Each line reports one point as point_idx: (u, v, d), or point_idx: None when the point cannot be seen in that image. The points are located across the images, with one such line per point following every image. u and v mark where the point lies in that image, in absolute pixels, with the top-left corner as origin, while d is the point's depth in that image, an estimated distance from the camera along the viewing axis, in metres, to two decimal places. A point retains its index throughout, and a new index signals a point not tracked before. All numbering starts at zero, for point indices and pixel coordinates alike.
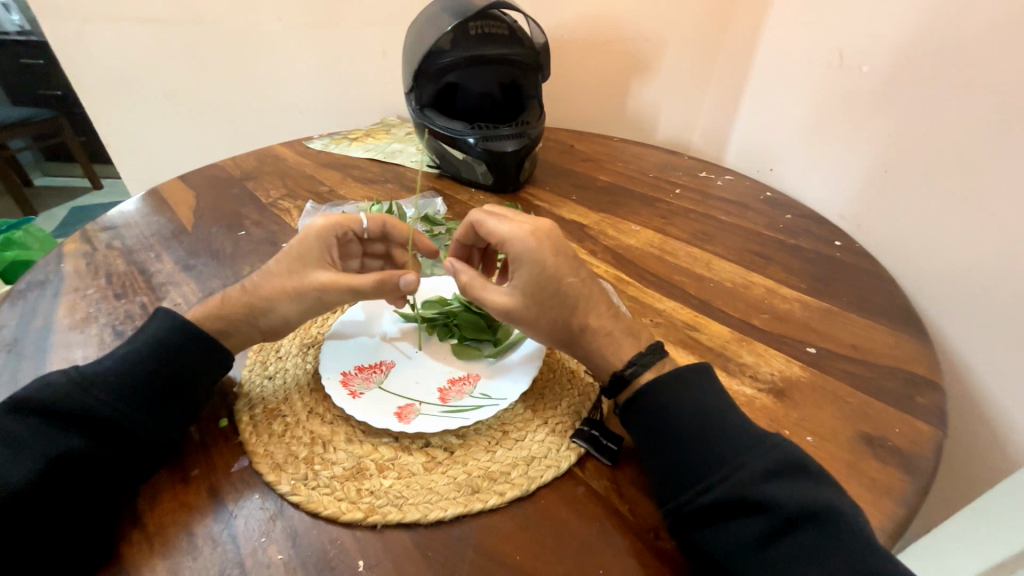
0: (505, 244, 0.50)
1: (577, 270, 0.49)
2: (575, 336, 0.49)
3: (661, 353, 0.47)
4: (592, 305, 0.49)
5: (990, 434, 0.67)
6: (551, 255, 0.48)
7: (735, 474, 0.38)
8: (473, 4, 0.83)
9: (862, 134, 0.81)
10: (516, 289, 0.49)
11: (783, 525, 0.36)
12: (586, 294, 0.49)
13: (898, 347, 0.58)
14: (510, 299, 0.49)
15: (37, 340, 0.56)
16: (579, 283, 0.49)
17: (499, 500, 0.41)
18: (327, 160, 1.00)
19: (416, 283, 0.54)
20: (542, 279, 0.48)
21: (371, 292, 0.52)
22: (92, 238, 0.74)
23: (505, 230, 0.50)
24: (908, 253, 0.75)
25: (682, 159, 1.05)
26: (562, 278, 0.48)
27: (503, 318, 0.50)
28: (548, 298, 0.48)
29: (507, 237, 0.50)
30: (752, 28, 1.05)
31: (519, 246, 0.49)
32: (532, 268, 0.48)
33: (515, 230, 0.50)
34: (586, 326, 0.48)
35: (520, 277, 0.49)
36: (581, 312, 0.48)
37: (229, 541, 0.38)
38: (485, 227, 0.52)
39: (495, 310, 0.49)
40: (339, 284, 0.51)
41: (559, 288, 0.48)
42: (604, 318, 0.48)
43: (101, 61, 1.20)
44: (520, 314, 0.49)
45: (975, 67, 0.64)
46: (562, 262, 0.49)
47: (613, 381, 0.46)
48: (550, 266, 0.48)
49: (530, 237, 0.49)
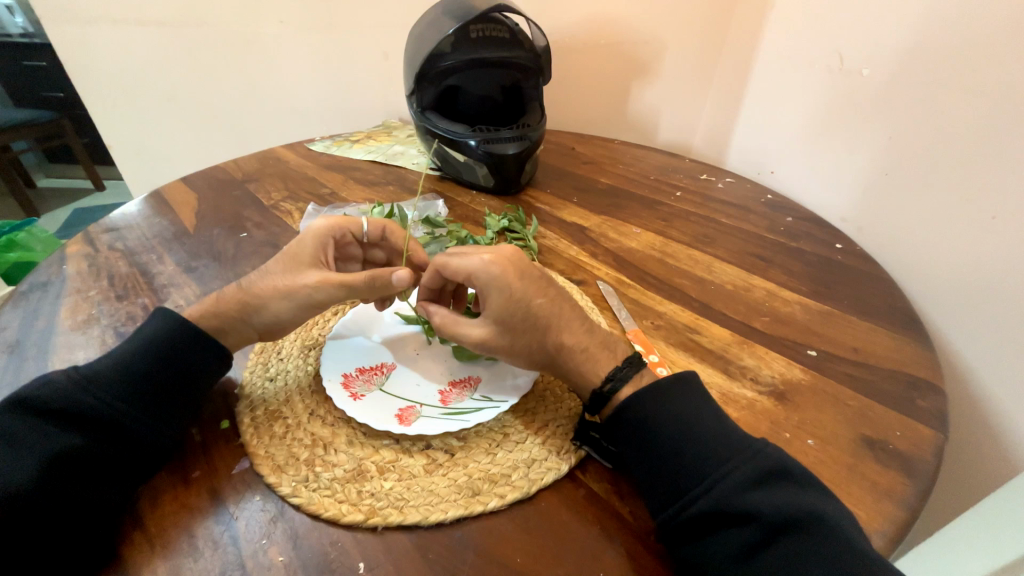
0: (472, 276, 0.49)
1: (545, 290, 0.49)
2: (553, 357, 0.48)
3: (638, 365, 0.47)
4: (565, 323, 0.48)
5: (993, 437, 0.66)
6: (517, 280, 0.48)
7: (725, 481, 0.38)
8: (474, 7, 0.83)
9: (864, 137, 0.81)
10: (489, 318, 0.48)
11: (774, 531, 0.36)
12: (557, 314, 0.48)
13: (899, 349, 0.58)
14: (484, 330, 0.49)
15: (40, 340, 0.56)
16: (550, 304, 0.48)
17: (499, 502, 0.41)
18: (329, 162, 1.00)
19: (409, 281, 0.52)
20: (511, 306, 0.47)
21: (362, 289, 0.51)
22: (94, 240, 0.75)
23: (467, 263, 0.49)
24: (909, 255, 0.75)
25: (683, 161, 1.05)
26: (531, 300, 0.48)
27: (480, 349, 0.49)
28: (520, 323, 0.47)
29: (472, 269, 0.49)
30: (753, 31, 1.05)
31: (484, 277, 0.48)
32: (500, 297, 0.48)
33: (477, 261, 0.49)
34: (561, 346, 0.48)
35: (491, 303, 0.48)
36: (555, 331, 0.48)
37: (230, 543, 0.39)
38: (449, 266, 0.50)
39: (478, 331, 0.49)
40: (328, 281, 0.50)
41: (529, 311, 0.47)
42: (579, 335, 0.48)
43: (104, 64, 1.21)
44: (497, 344, 0.49)
45: (977, 71, 0.64)
46: (529, 285, 0.48)
47: (594, 397, 0.46)
48: (516, 291, 0.47)
49: (492, 265, 0.48)
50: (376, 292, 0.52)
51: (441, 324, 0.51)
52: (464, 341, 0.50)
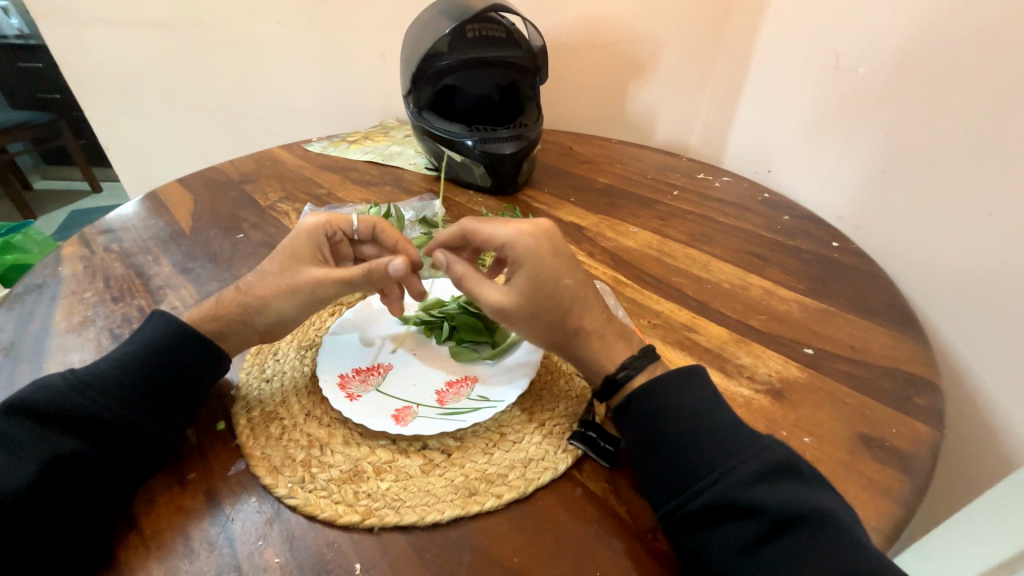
0: (507, 245, 0.48)
1: (574, 272, 0.48)
2: (569, 339, 0.48)
3: (653, 356, 0.47)
4: (587, 307, 0.48)
5: (991, 434, 0.66)
6: (551, 254, 0.48)
7: (726, 478, 0.38)
8: (471, 6, 0.83)
9: (860, 135, 0.81)
10: (513, 288, 0.48)
11: (776, 527, 0.36)
12: (581, 298, 0.48)
13: (895, 347, 0.58)
14: (506, 297, 0.48)
15: (35, 343, 0.56)
16: (576, 286, 0.48)
17: (496, 502, 0.41)
18: (326, 163, 1.00)
19: (405, 271, 0.51)
20: (539, 280, 0.47)
21: (362, 284, 0.52)
22: (90, 241, 0.74)
23: (504, 232, 0.49)
24: (906, 253, 0.75)
25: (681, 160, 1.05)
26: (559, 279, 0.47)
27: (496, 315, 0.49)
28: (544, 298, 0.47)
29: (507, 239, 0.48)
30: (749, 30, 1.05)
31: (518, 246, 0.48)
32: (531, 269, 0.47)
33: (514, 230, 0.48)
34: (580, 329, 0.48)
35: (522, 273, 0.48)
36: (576, 313, 0.48)
37: (226, 544, 0.38)
38: (481, 232, 0.50)
39: (492, 302, 0.49)
40: (330, 276, 0.51)
41: (556, 289, 0.47)
42: (598, 320, 0.48)
43: (100, 65, 1.21)
44: (514, 313, 0.49)
45: (972, 69, 0.64)
46: (560, 263, 0.48)
47: (604, 384, 0.46)
48: (547, 267, 0.47)
49: (529, 236, 0.48)
50: (376, 284, 0.52)
51: (461, 276, 0.51)
52: (485, 304, 0.50)
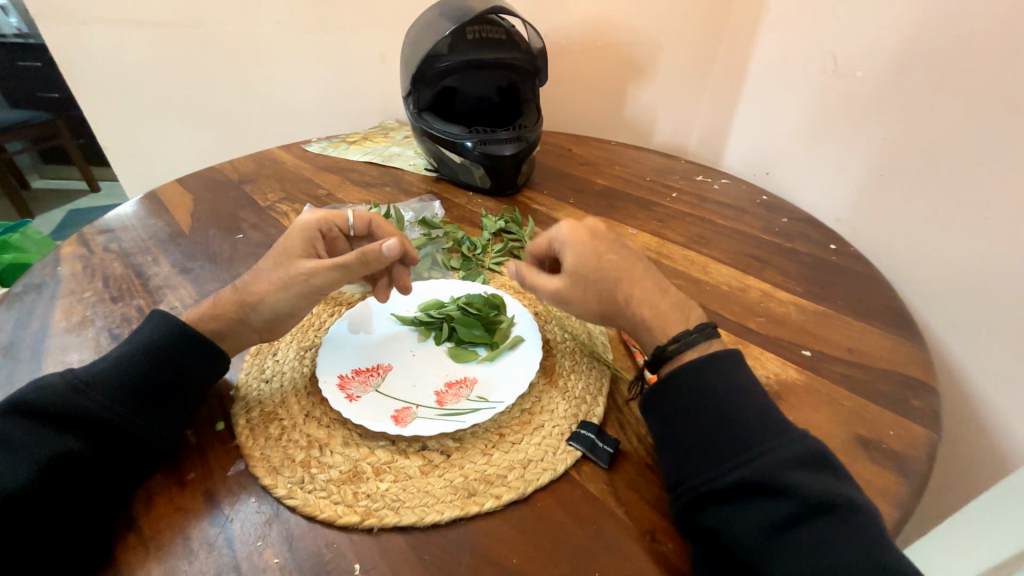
0: (552, 240, 0.52)
1: (614, 248, 0.50)
2: (620, 307, 0.48)
3: (709, 334, 0.45)
4: (637, 277, 0.49)
5: (987, 436, 0.67)
6: (590, 238, 0.50)
7: (763, 457, 0.38)
8: (471, 8, 0.83)
9: (858, 138, 0.81)
10: (564, 271, 0.50)
11: (808, 510, 0.36)
12: (627, 269, 0.49)
13: (892, 349, 0.58)
14: (560, 282, 0.50)
15: (33, 342, 0.56)
16: (620, 260, 0.49)
17: (495, 503, 0.41)
18: (326, 163, 1.00)
19: (399, 250, 0.52)
20: (584, 259, 0.49)
21: (358, 267, 0.52)
22: (88, 241, 0.74)
23: (547, 231, 0.53)
24: (903, 255, 0.75)
25: (679, 162, 1.05)
26: (601, 254, 0.49)
27: (555, 301, 0.51)
28: (591, 270, 0.48)
29: (551, 234, 0.52)
30: (747, 33, 1.06)
31: (557, 238, 0.51)
32: (573, 250, 0.49)
33: (555, 226, 0.52)
34: (631, 297, 0.48)
35: (568, 256, 0.50)
36: (626, 283, 0.48)
37: (224, 545, 0.38)
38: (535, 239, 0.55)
39: (550, 291, 0.51)
40: (323, 265, 0.51)
41: (601, 264, 0.48)
42: (649, 291, 0.48)
43: (99, 64, 1.21)
44: (570, 294, 0.49)
45: (970, 73, 0.64)
46: (600, 242, 0.50)
47: (654, 356, 0.46)
48: (588, 246, 0.49)
49: (565, 227, 0.51)
50: (372, 268, 0.53)
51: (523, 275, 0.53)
52: (545, 293, 0.51)
